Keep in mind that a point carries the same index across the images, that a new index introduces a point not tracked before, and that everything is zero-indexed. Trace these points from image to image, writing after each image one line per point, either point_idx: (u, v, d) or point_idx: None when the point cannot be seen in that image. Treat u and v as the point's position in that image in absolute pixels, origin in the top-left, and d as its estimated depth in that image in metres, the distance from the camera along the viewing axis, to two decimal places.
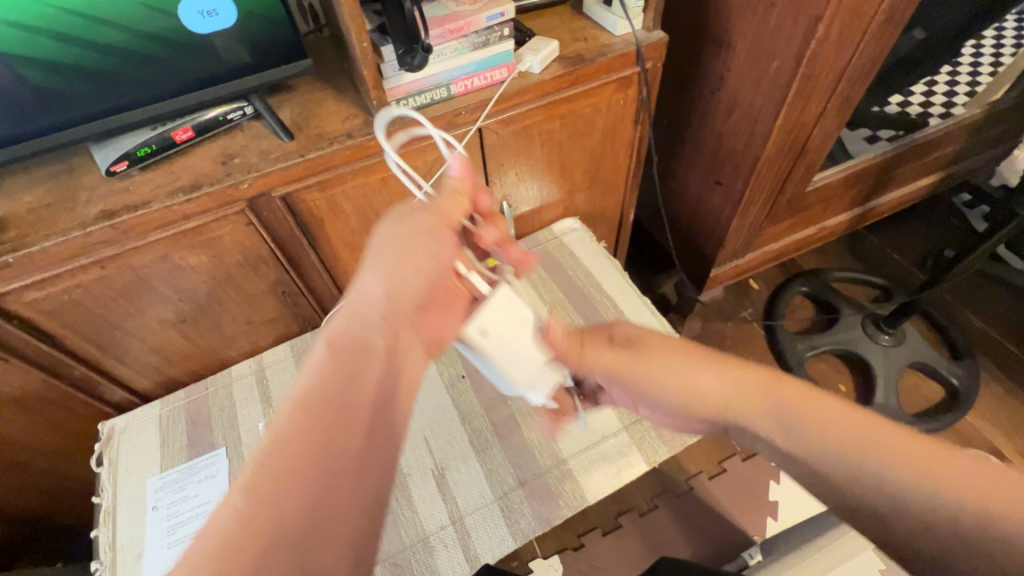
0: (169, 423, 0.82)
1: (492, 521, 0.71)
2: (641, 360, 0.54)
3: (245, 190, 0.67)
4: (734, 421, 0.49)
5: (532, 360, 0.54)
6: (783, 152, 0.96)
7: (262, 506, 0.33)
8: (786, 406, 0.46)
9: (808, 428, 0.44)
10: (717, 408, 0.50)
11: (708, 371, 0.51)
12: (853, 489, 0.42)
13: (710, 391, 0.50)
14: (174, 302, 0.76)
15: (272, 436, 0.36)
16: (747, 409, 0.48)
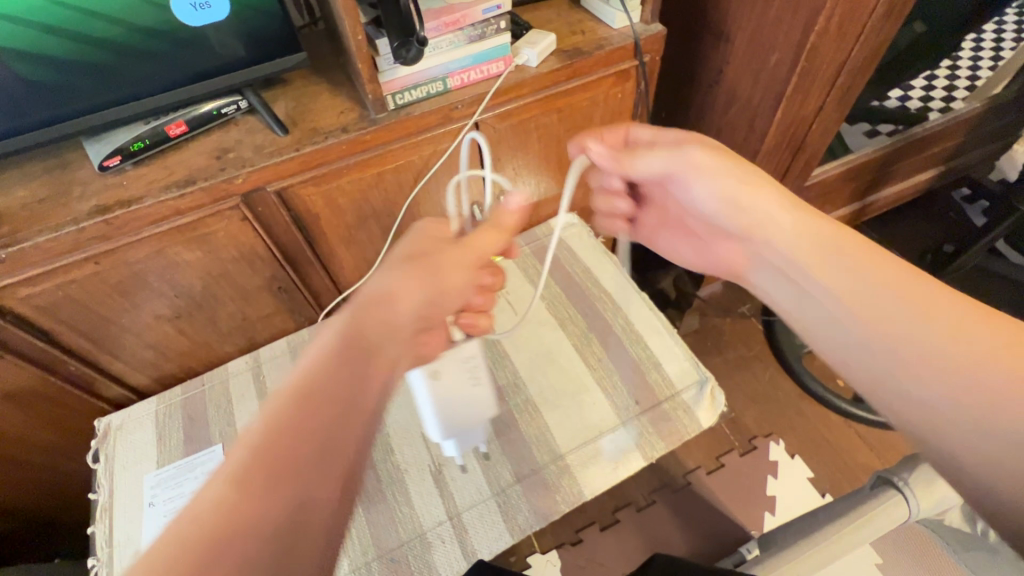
0: (165, 420, 0.82)
1: (489, 517, 0.71)
2: (820, 226, 0.53)
3: (240, 185, 0.66)
4: (768, 248, 0.55)
5: (471, 408, 0.64)
6: (782, 146, 0.96)
7: (247, 487, 0.37)
8: (883, 287, 0.48)
9: (909, 322, 0.46)
10: (764, 225, 0.55)
11: (789, 216, 0.54)
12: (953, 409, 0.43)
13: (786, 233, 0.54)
14: (169, 298, 0.75)
15: (262, 426, 0.40)
16: (875, 295, 0.48)
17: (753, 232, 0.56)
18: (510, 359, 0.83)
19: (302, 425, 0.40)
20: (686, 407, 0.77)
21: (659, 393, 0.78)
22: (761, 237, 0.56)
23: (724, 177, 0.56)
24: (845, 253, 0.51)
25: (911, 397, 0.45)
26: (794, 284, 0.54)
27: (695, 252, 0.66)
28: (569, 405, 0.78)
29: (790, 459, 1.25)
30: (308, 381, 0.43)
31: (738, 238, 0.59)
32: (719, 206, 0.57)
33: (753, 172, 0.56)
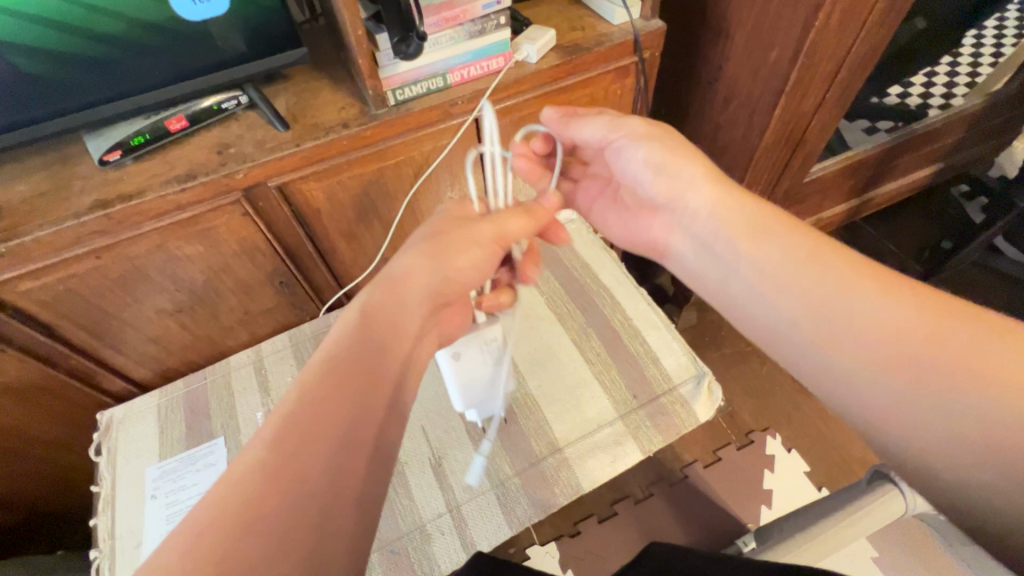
0: (167, 413, 0.82)
1: (488, 510, 0.71)
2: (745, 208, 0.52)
3: (241, 180, 0.66)
4: (694, 216, 0.54)
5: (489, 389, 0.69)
6: (781, 142, 0.96)
7: (282, 453, 0.37)
8: (793, 255, 0.48)
9: (819, 286, 0.46)
10: (686, 193, 0.54)
11: (706, 188, 0.53)
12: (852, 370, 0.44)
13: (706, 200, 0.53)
14: (171, 292, 0.76)
15: (294, 395, 0.41)
16: (811, 275, 0.47)
17: (673, 202, 0.55)
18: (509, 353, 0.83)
19: (332, 402, 0.40)
20: (684, 401, 0.78)
21: (657, 388, 0.79)
22: (688, 207, 0.54)
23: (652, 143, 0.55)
24: (777, 236, 0.50)
25: (870, 383, 0.43)
26: (727, 264, 0.52)
27: (626, 229, 0.62)
28: (568, 399, 0.79)
29: (787, 453, 1.26)
30: (332, 360, 0.43)
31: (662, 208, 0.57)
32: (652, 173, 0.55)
33: (684, 147, 0.55)
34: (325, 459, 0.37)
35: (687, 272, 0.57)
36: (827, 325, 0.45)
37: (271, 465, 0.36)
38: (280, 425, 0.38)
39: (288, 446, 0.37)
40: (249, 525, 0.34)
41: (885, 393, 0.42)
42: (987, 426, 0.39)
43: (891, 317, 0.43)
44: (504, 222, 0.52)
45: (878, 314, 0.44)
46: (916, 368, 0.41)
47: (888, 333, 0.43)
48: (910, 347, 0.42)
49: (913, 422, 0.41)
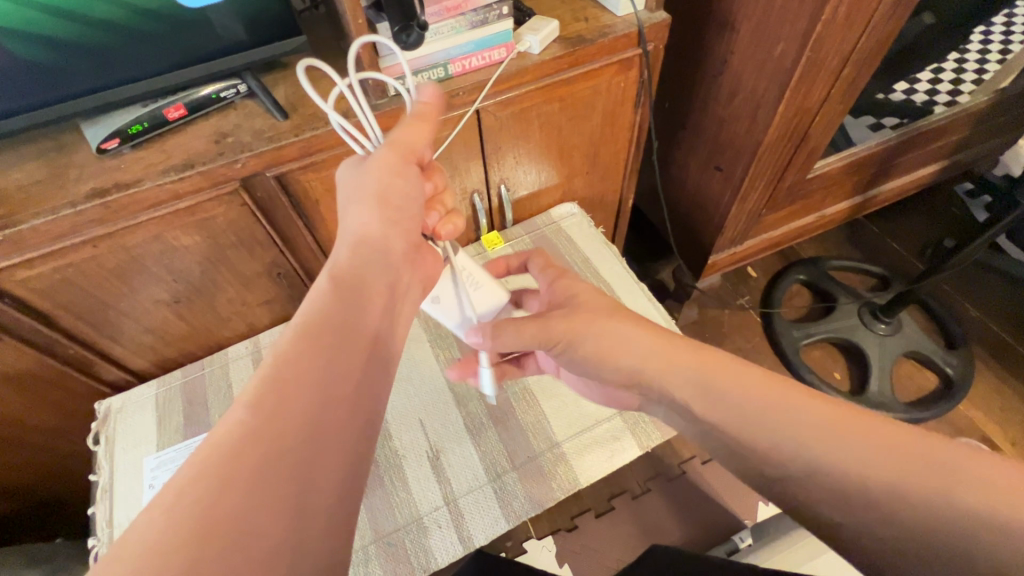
0: (165, 403, 0.82)
1: (485, 503, 0.71)
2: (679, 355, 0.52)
3: (239, 170, 0.66)
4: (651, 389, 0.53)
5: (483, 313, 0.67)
6: (785, 137, 0.95)
7: (261, 416, 0.35)
8: (706, 380, 0.49)
9: (759, 424, 0.45)
10: (642, 370, 0.53)
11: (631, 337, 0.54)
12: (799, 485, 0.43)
13: (640, 356, 0.53)
14: (168, 282, 0.75)
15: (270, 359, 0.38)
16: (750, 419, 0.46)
17: (638, 379, 0.54)
18: None
19: (314, 361, 0.39)
20: None
21: None
22: (648, 383, 0.53)
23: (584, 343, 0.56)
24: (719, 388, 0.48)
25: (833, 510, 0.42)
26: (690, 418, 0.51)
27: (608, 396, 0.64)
28: (567, 394, 0.79)
29: None
30: (308, 321, 0.41)
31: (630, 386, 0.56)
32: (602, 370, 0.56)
33: (610, 311, 0.56)
34: (302, 424, 0.36)
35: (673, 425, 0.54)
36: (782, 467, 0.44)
37: (251, 425, 0.35)
38: (258, 385, 0.37)
39: (269, 407, 0.36)
40: (234, 486, 0.32)
41: (854, 500, 0.41)
42: (938, 517, 0.38)
43: (832, 438, 0.42)
44: (396, 137, 0.50)
45: (804, 423, 0.43)
46: (869, 479, 0.40)
47: (829, 449, 0.42)
48: (851, 455, 0.41)
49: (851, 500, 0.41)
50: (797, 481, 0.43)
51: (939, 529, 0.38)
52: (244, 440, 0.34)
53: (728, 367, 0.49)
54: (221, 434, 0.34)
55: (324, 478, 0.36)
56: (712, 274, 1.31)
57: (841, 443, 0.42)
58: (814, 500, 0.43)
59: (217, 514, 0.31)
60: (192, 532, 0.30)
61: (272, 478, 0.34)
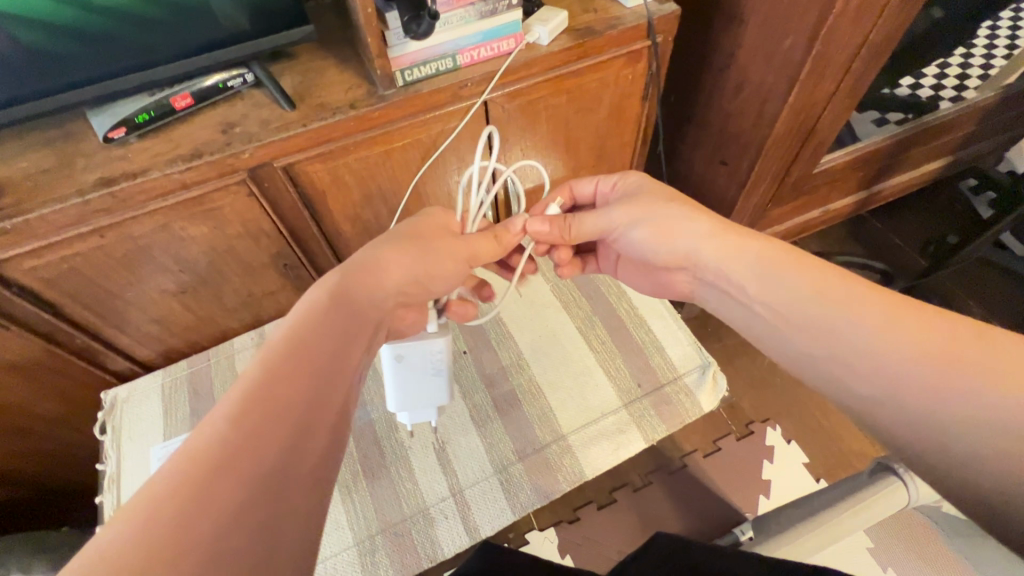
0: (171, 393, 0.83)
1: (491, 494, 0.72)
2: (750, 247, 0.55)
3: (246, 160, 0.65)
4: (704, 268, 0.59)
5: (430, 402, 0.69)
6: (792, 131, 0.95)
7: (243, 423, 0.37)
8: (773, 268, 0.53)
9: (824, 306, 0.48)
10: (695, 253, 0.58)
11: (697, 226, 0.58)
12: (848, 365, 0.45)
13: (712, 245, 0.57)
14: (175, 273, 0.75)
15: (255, 370, 0.41)
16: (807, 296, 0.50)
17: (688, 260, 0.60)
18: (514, 340, 0.83)
19: (295, 373, 0.41)
20: (688, 391, 0.78)
21: (662, 376, 0.79)
22: (695, 264, 0.59)
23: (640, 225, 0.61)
24: (781, 274, 0.52)
25: (859, 389, 0.44)
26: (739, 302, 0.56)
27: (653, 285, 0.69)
28: (573, 387, 0.79)
29: (786, 445, 1.26)
30: (293, 334, 0.44)
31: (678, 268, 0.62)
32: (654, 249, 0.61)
33: (673, 202, 0.61)
34: (281, 433, 0.38)
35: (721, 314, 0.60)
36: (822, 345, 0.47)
37: (232, 431, 0.36)
38: (240, 394, 0.39)
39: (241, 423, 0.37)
40: (203, 497, 0.33)
41: (908, 418, 0.41)
42: (977, 411, 0.38)
43: (896, 343, 0.43)
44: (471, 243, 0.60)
45: (869, 315, 0.45)
46: (927, 391, 0.40)
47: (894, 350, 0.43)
48: (913, 365, 0.42)
49: (917, 404, 0.41)
50: (857, 399, 0.44)
51: (1003, 473, 0.36)
52: (222, 446, 0.35)
53: (797, 263, 0.52)
54: (192, 449, 0.35)
55: (298, 485, 0.37)
56: None
57: (908, 352, 0.42)
58: (853, 383, 0.45)
59: (180, 532, 0.31)
60: (154, 550, 0.30)
61: (239, 495, 0.34)
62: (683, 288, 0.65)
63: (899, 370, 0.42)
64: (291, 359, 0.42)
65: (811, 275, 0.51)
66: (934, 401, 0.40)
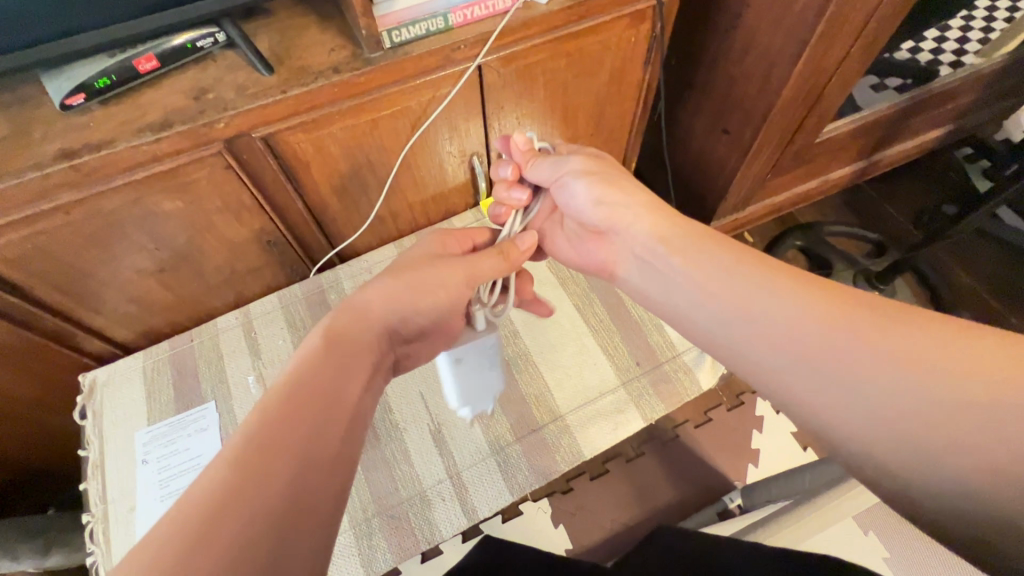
0: (153, 375, 0.79)
1: (488, 475, 0.71)
2: (680, 228, 0.58)
3: (222, 130, 0.60)
4: (630, 237, 0.60)
5: (483, 392, 0.73)
6: (798, 99, 0.91)
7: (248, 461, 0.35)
8: (693, 244, 0.55)
9: (741, 279, 0.50)
10: (626, 221, 0.60)
11: (626, 188, 0.60)
12: (758, 329, 0.47)
13: (635, 211, 0.59)
14: (151, 251, 0.71)
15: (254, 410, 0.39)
16: (725, 270, 0.51)
17: (614, 226, 0.61)
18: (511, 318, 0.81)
19: (296, 408, 0.39)
20: (687, 369, 0.77)
21: (661, 354, 0.78)
22: (624, 230, 0.60)
23: (588, 176, 0.60)
24: (705, 248, 0.55)
25: (772, 358, 0.45)
26: (661, 276, 0.57)
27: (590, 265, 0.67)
28: (571, 365, 0.78)
29: (775, 415, 1.28)
30: (294, 371, 0.42)
31: (606, 232, 0.63)
32: (592, 207, 0.61)
33: (614, 169, 0.62)
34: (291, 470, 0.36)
35: (642, 292, 0.60)
36: (734, 312, 0.49)
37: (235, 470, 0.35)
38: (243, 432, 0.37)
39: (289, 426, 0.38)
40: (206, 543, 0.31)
41: (852, 411, 0.39)
42: (881, 371, 0.39)
43: (834, 334, 0.42)
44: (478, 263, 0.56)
45: (780, 288, 0.47)
46: (871, 381, 0.39)
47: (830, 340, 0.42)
48: (855, 352, 0.41)
49: (816, 363, 0.42)
50: (765, 367, 0.45)
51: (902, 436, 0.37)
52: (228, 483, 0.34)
53: (721, 244, 0.54)
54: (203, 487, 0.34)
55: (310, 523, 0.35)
56: None
57: (849, 343, 0.41)
58: (759, 350, 0.46)
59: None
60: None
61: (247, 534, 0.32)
62: (609, 262, 0.64)
63: (804, 332, 0.44)
64: (296, 392, 0.40)
65: (737, 259, 0.52)
66: (835, 363, 0.41)
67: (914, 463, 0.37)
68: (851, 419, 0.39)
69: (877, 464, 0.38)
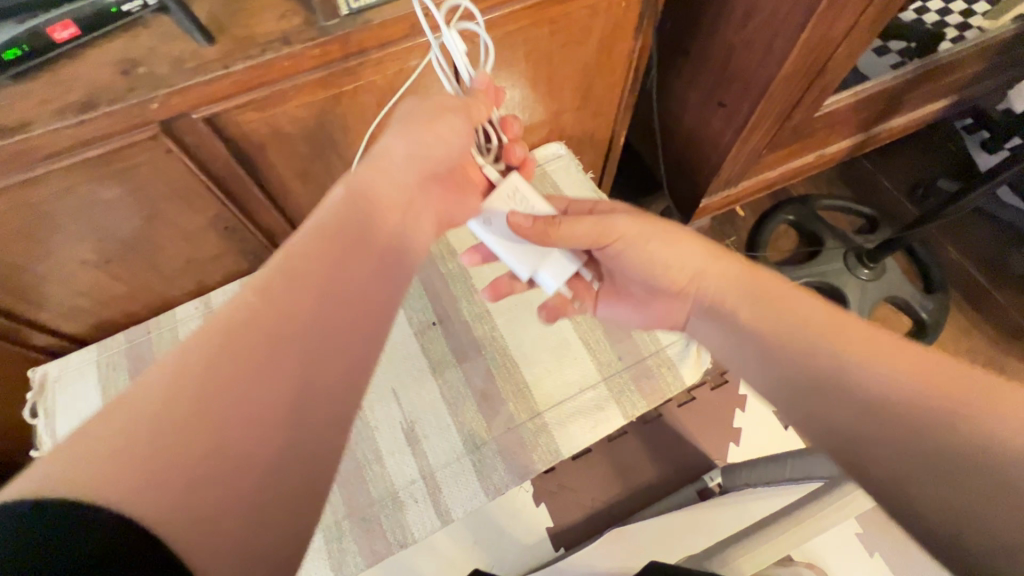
0: (108, 371, 0.75)
1: (463, 476, 0.69)
2: (743, 278, 0.54)
3: (157, 111, 0.53)
4: (701, 303, 0.56)
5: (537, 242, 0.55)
6: (800, 72, 0.85)
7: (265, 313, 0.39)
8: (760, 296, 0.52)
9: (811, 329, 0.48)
10: (695, 280, 0.56)
11: (687, 249, 0.56)
12: (837, 388, 0.45)
13: (701, 267, 0.55)
14: (93, 241, 0.65)
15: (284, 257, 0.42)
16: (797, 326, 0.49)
17: (685, 292, 0.57)
18: (488, 310, 0.77)
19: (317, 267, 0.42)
20: (671, 364, 0.74)
21: (644, 349, 0.75)
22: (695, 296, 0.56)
23: (650, 240, 0.56)
24: (782, 306, 0.51)
25: (858, 414, 0.44)
26: (726, 327, 0.54)
27: (644, 316, 0.63)
28: (551, 360, 0.74)
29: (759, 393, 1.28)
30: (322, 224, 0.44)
31: (672, 296, 0.58)
32: (650, 271, 0.57)
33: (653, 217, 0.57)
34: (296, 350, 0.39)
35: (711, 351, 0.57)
36: (805, 367, 0.47)
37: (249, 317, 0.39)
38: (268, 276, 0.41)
39: (260, 326, 0.38)
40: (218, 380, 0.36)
41: (926, 455, 0.41)
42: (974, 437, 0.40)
43: (919, 388, 0.43)
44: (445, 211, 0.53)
45: (857, 348, 0.46)
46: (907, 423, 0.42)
47: (900, 387, 0.43)
48: (903, 388, 0.43)
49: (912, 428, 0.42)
50: (841, 432, 0.44)
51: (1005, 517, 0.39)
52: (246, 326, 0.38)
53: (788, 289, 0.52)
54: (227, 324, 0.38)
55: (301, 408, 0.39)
56: (702, 217, 1.25)
57: (926, 388, 0.43)
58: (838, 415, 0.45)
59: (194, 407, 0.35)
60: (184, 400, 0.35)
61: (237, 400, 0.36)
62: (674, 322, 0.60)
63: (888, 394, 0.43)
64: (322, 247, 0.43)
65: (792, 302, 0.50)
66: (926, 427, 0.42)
67: (967, 509, 0.40)
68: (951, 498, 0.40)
69: (946, 517, 0.40)
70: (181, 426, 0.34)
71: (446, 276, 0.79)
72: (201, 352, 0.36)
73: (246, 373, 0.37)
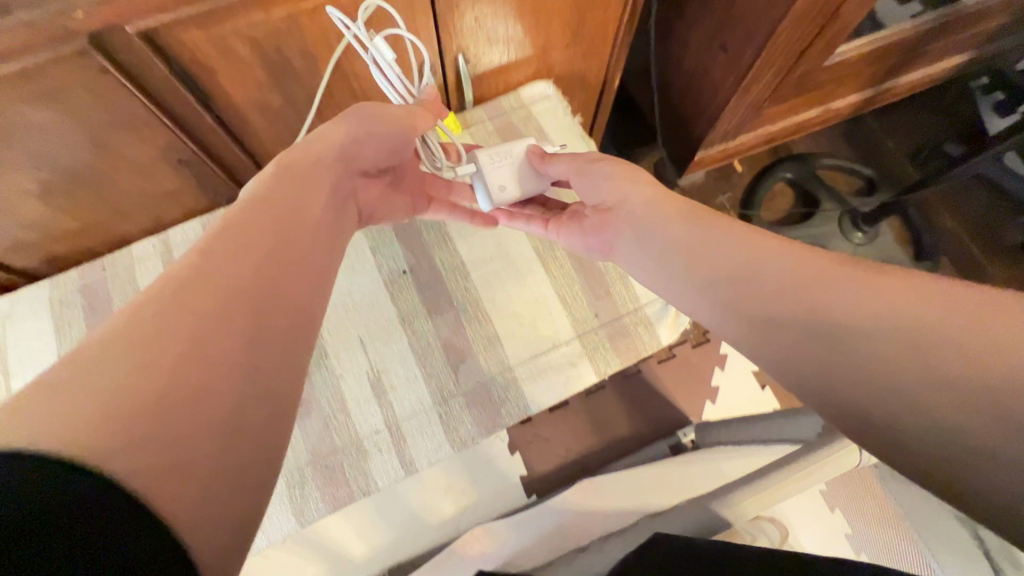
0: (61, 308, 0.72)
1: (429, 428, 0.67)
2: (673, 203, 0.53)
3: (82, 23, 0.47)
4: (630, 210, 0.55)
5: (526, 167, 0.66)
6: (812, 15, 0.78)
7: (211, 261, 0.37)
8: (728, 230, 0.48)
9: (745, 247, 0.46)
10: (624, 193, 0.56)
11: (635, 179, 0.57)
12: (782, 310, 0.41)
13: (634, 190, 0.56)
14: (29, 171, 0.60)
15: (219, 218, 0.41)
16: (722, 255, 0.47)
17: (616, 201, 0.57)
18: (462, 260, 0.74)
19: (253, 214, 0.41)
20: (648, 323, 0.72)
21: (621, 307, 0.72)
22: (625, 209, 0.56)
23: (604, 164, 0.59)
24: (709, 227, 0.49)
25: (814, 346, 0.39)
26: (664, 250, 0.51)
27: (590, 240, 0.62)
28: (525, 315, 0.72)
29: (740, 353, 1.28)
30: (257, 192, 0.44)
31: (607, 208, 0.58)
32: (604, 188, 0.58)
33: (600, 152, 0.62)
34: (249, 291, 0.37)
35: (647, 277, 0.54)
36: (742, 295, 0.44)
37: (199, 267, 0.36)
38: (207, 236, 0.39)
39: (210, 272, 0.36)
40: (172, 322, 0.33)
41: (890, 369, 0.35)
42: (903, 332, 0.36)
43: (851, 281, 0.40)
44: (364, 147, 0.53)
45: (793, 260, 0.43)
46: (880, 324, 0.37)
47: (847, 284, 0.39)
48: (853, 284, 0.39)
49: (858, 335, 0.37)
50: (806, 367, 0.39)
51: (966, 419, 0.33)
52: (194, 274, 0.36)
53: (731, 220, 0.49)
54: (166, 280, 0.36)
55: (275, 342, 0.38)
56: (696, 171, 1.19)
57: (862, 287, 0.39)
58: (794, 336, 0.40)
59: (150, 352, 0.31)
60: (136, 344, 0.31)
61: (195, 346, 0.33)
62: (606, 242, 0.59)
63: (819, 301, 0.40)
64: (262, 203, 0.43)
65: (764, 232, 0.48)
66: (867, 334, 0.37)
67: (946, 416, 0.33)
68: (903, 406, 0.35)
69: (911, 427, 0.34)
70: (132, 363, 0.31)
71: (419, 223, 0.75)
72: (144, 306, 0.33)
73: (202, 310, 0.34)
